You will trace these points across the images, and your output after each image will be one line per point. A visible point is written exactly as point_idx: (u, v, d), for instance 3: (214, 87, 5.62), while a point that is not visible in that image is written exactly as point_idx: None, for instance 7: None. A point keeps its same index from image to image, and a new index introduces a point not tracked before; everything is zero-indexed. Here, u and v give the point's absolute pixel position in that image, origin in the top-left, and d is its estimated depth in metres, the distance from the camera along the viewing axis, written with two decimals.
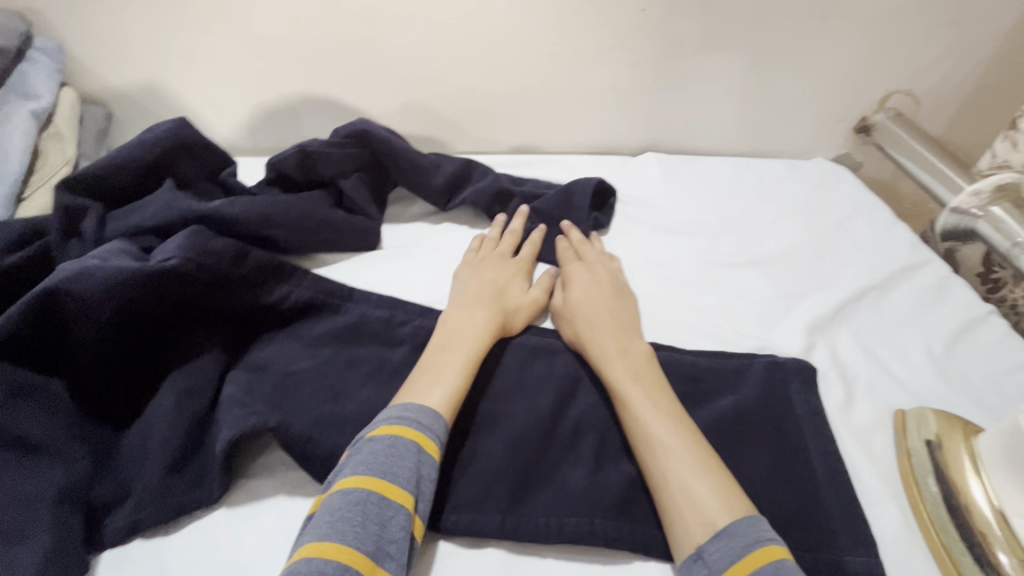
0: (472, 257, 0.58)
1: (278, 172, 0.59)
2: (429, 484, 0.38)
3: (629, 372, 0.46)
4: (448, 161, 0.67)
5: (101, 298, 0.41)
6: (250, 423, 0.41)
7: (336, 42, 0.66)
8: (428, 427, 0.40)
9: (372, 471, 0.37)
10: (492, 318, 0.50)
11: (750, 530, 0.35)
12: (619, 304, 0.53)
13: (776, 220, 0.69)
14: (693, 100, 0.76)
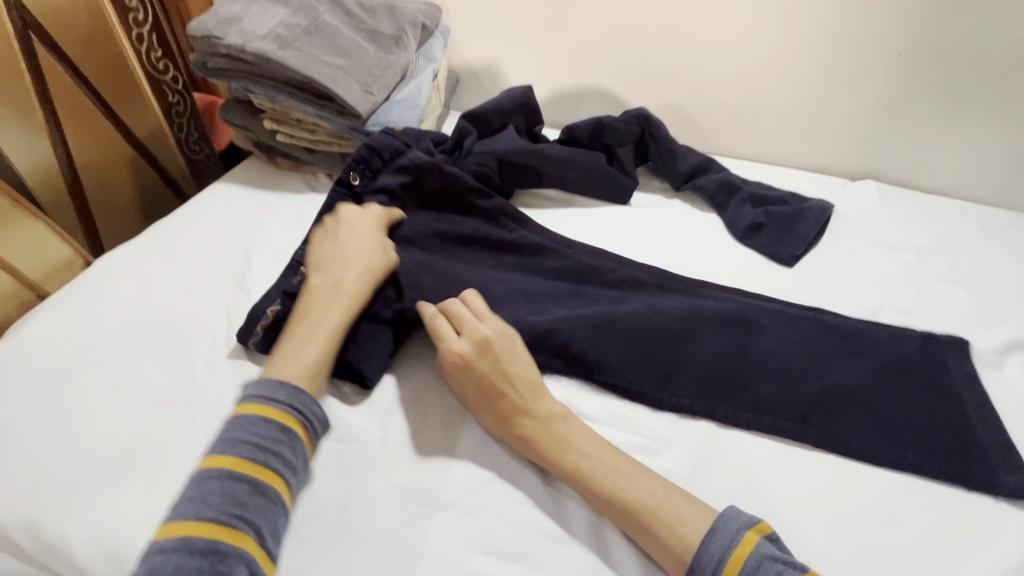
0: (333, 226, 0.64)
1: (571, 134, 0.82)
2: (278, 445, 0.46)
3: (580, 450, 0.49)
4: (694, 154, 0.83)
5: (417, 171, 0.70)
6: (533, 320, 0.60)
7: (632, 50, 0.88)
8: (271, 397, 0.48)
9: (217, 449, 0.45)
10: (361, 284, 0.59)
11: (710, 551, 0.43)
12: (514, 360, 0.54)
13: (994, 255, 0.75)
14: (928, 140, 0.84)
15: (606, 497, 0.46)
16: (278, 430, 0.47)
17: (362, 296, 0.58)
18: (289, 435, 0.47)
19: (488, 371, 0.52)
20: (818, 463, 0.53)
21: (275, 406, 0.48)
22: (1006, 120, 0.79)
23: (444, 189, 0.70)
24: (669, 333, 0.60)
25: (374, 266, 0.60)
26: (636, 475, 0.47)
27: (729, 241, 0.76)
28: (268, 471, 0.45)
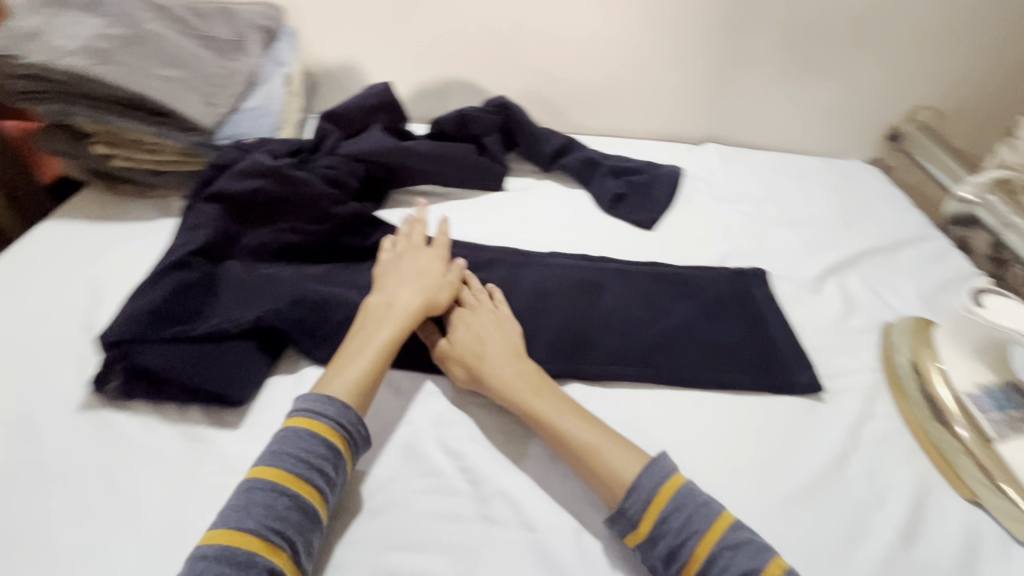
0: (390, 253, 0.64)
1: (440, 130, 0.83)
2: (327, 461, 0.46)
3: (548, 404, 0.52)
4: (557, 136, 0.88)
5: (260, 178, 0.66)
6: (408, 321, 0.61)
7: (486, 40, 0.90)
8: (319, 412, 0.48)
9: (265, 459, 0.46)
10: (414, 300, 0.58)
11: (650, 476, 0.47)
12: (508, 331, 0.58)
13: (813, 198, 0.88)
14: (751, 104, 0.96)
15: (597, 430, 0.51)
16: (326, 448, 0.46)
17: (415, 311, 0.57)
18: (336, 453, 0.47)
19: (479, 332, 0.58)
20: (689, 398, 0.58)
21: (321, 420, 0.48)
22: (806, 80, 0.93)
23: (292, 194, 0.67)
24: (556, 314, 0.64)
25: (430, 285, 0.60)
26: (583, 423, 0.51)
27: (597, 213, 0.82)
28: (312, 488, 0.45)
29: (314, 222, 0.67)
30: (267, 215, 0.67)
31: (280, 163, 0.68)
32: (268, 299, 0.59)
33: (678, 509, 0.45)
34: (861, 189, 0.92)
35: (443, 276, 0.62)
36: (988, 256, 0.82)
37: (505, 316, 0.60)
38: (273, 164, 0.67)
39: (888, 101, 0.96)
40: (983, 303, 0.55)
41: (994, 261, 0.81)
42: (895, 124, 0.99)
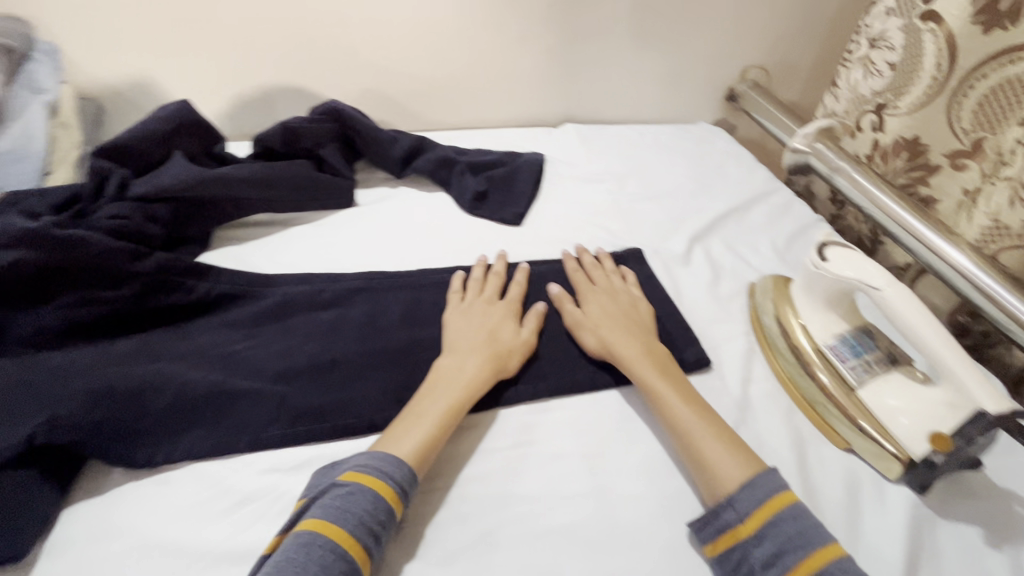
0: (457, 303, 0.59)
1: (265, 146, 0.72)
2: (383, 527, 0.42)
3: (657, 371, 0.53)
4: (404, 136, 0.80)
5: (10, 249, 0.51)
6: (251, 387, 0.50)
7: (304, 39, 0.79)
8: (389, 474, 0.44)
9: (321, 514, 0.41)
10: (482, 367, 0.52)
11: (770, 480, 0.45)
12: (643, 311, 0.60)
13: (670, 168, 0.90)
14: (598, 80, 0.95)
15: (686, 404, 0.51)
16: (387, 514, 0.42)
17: (506, 364, 0.54)
18: (394, 520, 0.43)
19: (614, 310, 0.59)
20: (578, 407, 0.54)
21: (389, 481, 0.43)
22: (645, 50, 0.94)
23: (63, 259, 0.52)
24: (433, 343, 0.56)
25: (500, 351, 0.54)
26: (686, 400, 0.51)
27: (460, 215, 0.76)
28: (364, 552, 0.40)
29: (111, 286, 0.54)
30: (34, 294, 0.52)
31: (38, 225, 0.52)
32: (49, 403, 0.46)
33: (796, 519, 0.43)
34: (711, 150, 0.97)
35: (517, 336, 0.57)
36: (829, 200, 0.90)
37: (634, 295, 0.62)
38: (26, 227, 0.52)
39: (721, 64, 1.01)
40: (822, 257, 0.56)
41: (834, 205, 0.89)
42: (731, 85, 1.04)
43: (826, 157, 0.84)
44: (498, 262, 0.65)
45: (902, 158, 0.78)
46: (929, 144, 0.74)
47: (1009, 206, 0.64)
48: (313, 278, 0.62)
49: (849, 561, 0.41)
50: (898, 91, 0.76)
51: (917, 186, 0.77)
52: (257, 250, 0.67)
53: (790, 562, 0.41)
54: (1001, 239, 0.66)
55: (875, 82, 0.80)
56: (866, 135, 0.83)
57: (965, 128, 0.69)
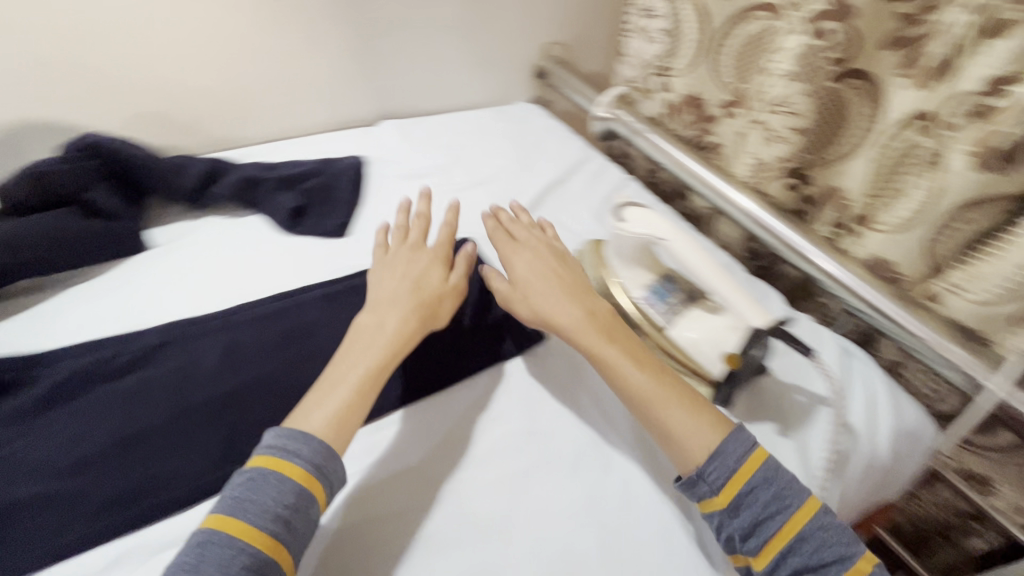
0: (382, 256, 0.62)
1: (11, 202, 0.61)
2: (292, 509, 0.42)
3: (611, 341, 0.54)
4: (194, 161, 0.72)
5: None
6: (31, 495, 0.43)
7: (34, 63, 0.66)
8: (290, 455, 0.43)
9: (224, 509, 0.41)
10: (408, 319, 0.55)
11: (736, 443, 0.48)
12: (577, 270, 0.61)
13: (493, 150, 0.92)
14: (403, 72, 0.95)
15: (641, 370, 0.52)
16: (295, 497, 0.42)
17: (432, 306, 0.57)
18: (306, 501, 0.42)
19: (552, 273, 0.59)
20: (426, 416, 0.55)
21: (296, 463, 0.43)
22: (442, 36, 0.94)
23: None
24: (259, 383, 0.53)
25: (426, 299, 0.57)
26: (643, 368, 0.52)
27: (277, 237, 0.71)
28: (269, 540, 0.40)
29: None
30: None
31: None
32: None
33: (766, 482, 0.46)
34: (530, 128, 1.00)
35: (443, 282, 0.59)
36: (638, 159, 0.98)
37: (554, 241, 0.65)
38: None
39: (522, 43, 1.04)
40: (625, 217, 0.61)
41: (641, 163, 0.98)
42: (537, 63, 1.09)
43: (625, 120, 0.92)
44: (421, 202, 0.67)
45: (688, 113, 0.87)
46: (703, 98, 0.83)
47: (763, 146, 0.73)
48: (100, 342, 0.53)
49: (822, 517, 0.45)
50: (671, 55, 0.85)
51: (705, 137, 0.86)
52: (20, 326, 0.56)
53: (769, 529, 0.45)
54: (766, 175, 0.75)
55: (654, 48, 0.88)
56: (656, 96, 0.92)
57: (728, 82, 0.79)
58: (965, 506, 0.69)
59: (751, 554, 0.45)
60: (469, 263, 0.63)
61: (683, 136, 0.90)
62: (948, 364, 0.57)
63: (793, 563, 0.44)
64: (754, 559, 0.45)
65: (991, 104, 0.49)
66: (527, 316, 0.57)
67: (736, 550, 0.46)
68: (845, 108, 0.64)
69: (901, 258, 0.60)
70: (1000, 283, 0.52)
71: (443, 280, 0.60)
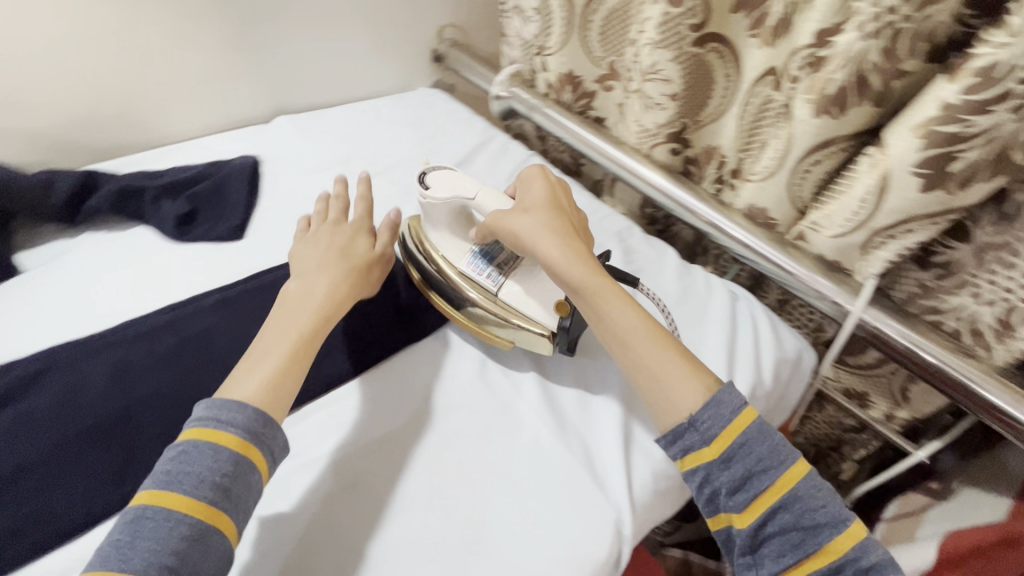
0: (304, 234, 0.62)
1: None
2: (228, 479, 0.42)
3: (604, 285, 0.53)
4: (64, 175, 0.67)
5: None
6: None
7: None
8: (223, 424, 0.44)
9: (157, 484, 0.41)
10: (340, 282, 0.56)
11: (730, 398, 0.49)
12: (580, 215, 0.60)
13: (394, 137, 0.91)
14: (291, 65, 0.91)
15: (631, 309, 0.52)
16: (235, 464, 0.43)
17: (353, 279, 0.58)
18: (246, 467, 0.43)
19: (558, 213, 0.57)
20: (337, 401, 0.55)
21: (232, 433, 0.44)
22: (328, 24, 0.91)
23: None
24: (151, 401, 0.50)
25: (355, 263, 0.59)
26: (638, 316, 0.52)
27: (165, 246, 0.67)
28: (210, 508, 0.41)
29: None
30: None
31: None
32: None
33: (758, 437, 0.48)
34: (431, 112, 0.99)
35: (367, 252, 0.61)
36: (537, 138, 1.00)
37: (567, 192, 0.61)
38: None
39: (415, 27, 1.03)
40: (429, 186, 0.60)
41: (541, 141, 0.99)
42: (433, 48, 1.08)
43: (521, 97, 0.93)
44: (337, 184, 0.66)
45: (569, 91, 0.89)
46: (579, 75, 0.86)
47: (642, 113, 0.74)
48: None
49: (813, 476, 0.47)
50: (544, 36, 0.85)
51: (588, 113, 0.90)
52: None
53: (761, 484, 0.46)
54: (649, 141, 0.76)
55: (528, 29, 0.87)
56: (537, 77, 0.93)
57: (600, 56, 0.82)
58: (849, 421, 0.80)
59: (736, 509, 0.47)
60: (393, 232, 0.65)
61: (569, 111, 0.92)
62: (818, 296, 0.63)
63: (781, 519, 0.46)
64: (738, 515, 0.47)
65: (818, 54, 0.51)
66: (522, 249, 0.56)
67: (721, 506, 0.47)
68: (708, 71, 0.67)
69: (772, 205, 0.66)
70: (849, 216, 0.56)
71: (369, 249, 0.62)
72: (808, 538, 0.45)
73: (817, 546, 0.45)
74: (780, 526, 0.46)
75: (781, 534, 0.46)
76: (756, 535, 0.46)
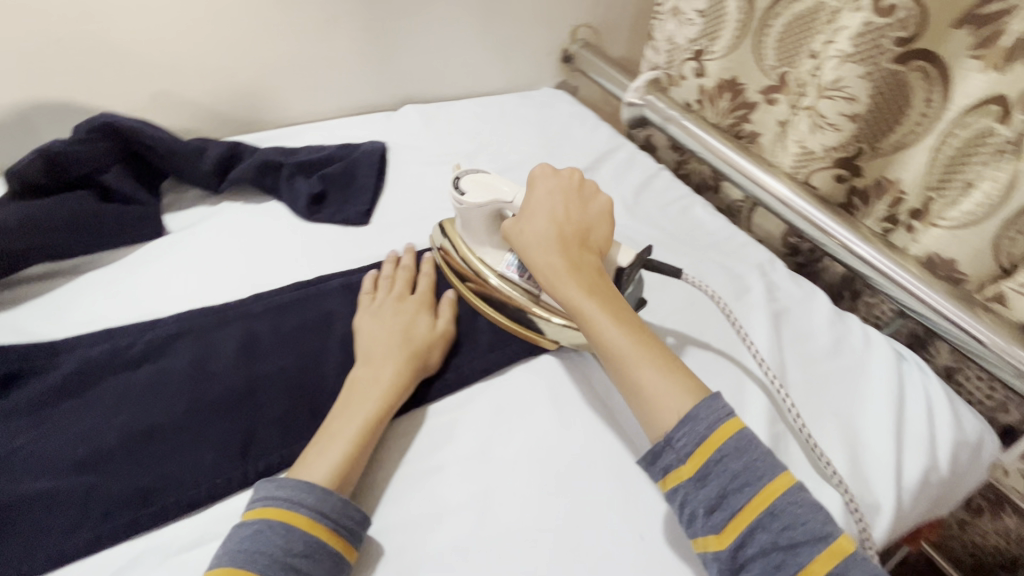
0: (368, 305, 0.55)
1: (21, 181, 0.57)
2: (304, 560, 0.38)
3: (587, 294, 0.47)
4: (214, 144, 0.69)
5: None
6: (39, 487, 0.41)
7: (53, 43, 0.65)
8: (295, 500, 0.40)
9: (228, 561, 0.37)
10: (403, 369, 0.49)
11: (709, 410, 0.41)
12: (595, 213, 0.53)
13: (518, 137, 0.88)
14: (426, 56, 0.91)
15: (621, 327, 0.45)
16: (306, 544, 0.38)
17: (419, 363, 0.51)
18: (318, 548, 0.38)
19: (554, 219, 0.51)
20: (480, 400, 0.51)
21: (302, 512, 0.39)
22: (468, 17, 0.90)
23: None
24: (276, 378, 0.50)
25: (419, 347, 0.51)
26: (626, 329, 0.45)
27: (296, 224, 0.68)
28: None
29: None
30: None
31: None
32: None
33: (739, 449, 0.40)
34: (557, 114, 0.96)
35: (433, 329, 0.54)
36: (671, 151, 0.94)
37: (583, 188, 0.55)
38: None
39: (550, 26, 1.00)
40: (467, 191, 0.56)
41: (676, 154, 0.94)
42: (564, 47, 1.04)
43: (657, 107, 0.87)
44: (405, 255, 0.61)
45: (725, 98, 0.83)
46: (743, 82, 0.79)
47: (809, 133, 0.69)
48: (117, 331, 0.52)
49: (795, 492, 0.38)
50: (711, 36, 0.79)
51: (742, 125, 0.82)
52: (34, 314, 0.54)
53: (736, 503, 0.38)
54: (811, 164, 0.71)
55: (688, 30, 0.83)
56: (688, 82, 0.87)
57: (772, 65, 0.74)
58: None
59: (712, 531, 0.39)
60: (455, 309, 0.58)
61: (719, 124, 0.85)
62: (1017, 372, 0.53)
63: (761, 541, 0.37)
64: (715, 537, 0.39)
65: None
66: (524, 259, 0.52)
67: (696, 527, 0.40)
68: (905, 94, 0.60)
69: (960, 255, 0.58)
70: None
71: (432, 326, 0.54)
72: (789, 561, 0.36)
73: (800, 570, 0.36)
74: (758, 549, 0.37)
75: (761, 559, 0.37)
76: (734, 563, 0.38)
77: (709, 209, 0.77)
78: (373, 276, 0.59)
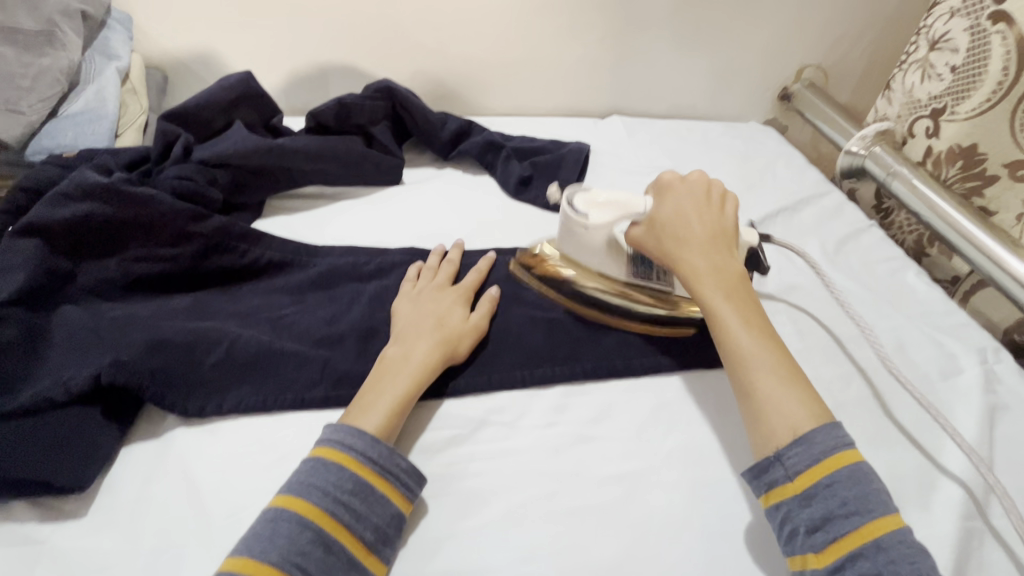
0: (408, 291, 0.57)
1: (316, 121, 0.73)
2: (353, 497, 0.41)
3: (726, 299, 0.46)
4: (453, 119, 0.81)
5: (83, 198, 0.52)
6: (294, 347, 0.52)
7: (362, 18, 0.81)
8: (347, 445, 0.43)
9: (291, 489, 0.40)
10: (432, 352, 0.50)
11: (828, 435, 0.40)
12: (729, 215, 0.52)
13: (717, 163, 0.88)
14: (646, 73, 0.95)
15: (753, 335, 0.44)
16: (354, 482, 0.41)
17: (442, 349, 0.51)
18: (366, 486, 0.41)
19: (688, 216, 0.50)
20: (648, 392, 0.53)
21: (352, 455, 0.42)
22: (696, 42, 0.93)
23: (130, 213, 0.54)
24: None
25: (450, 336, 0.52)
26: (757, 337, 0.44)
27: (505, 200, 0.76)
28: (340, 525, 0.39)
29: (170, 244, 0.55)
30: (105, 246, 0.53)
31: (110, 179, 0.54)
32: (111, 348, 0.48)
33: (853, 479, 0.38)
34: (762, 149, 0.93)
35: (467, 320, 0.54)
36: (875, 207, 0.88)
37: (714, 193, 0.52)
38: (102, 180, 0.53)
39: (775, 62, 0.98)
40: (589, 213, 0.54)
41: (880, 212, 0.87)
42: (785, 85, 1.02)
43: (883, 161, 0.80)
44: (454, 250, 0.62)
45: (955, 166, 0.74)
46: (987, 153, 0.70)
47: None
48: (359, 249, 0.63)
49: (904, 533, 0.36)
50: (958, 95, 0.72)
51: (972, 198, 0.73)
52: (307, 222, 0.69)
53: (842, 527, 0.37)
54: None
55: (933, 86, 0.76)
56: (919, 140, 0.79)
57: None
58: None
59: (812, 550, 0.38)
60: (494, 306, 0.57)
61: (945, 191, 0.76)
62: None
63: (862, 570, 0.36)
64: (814, 556, 0.38)
65: None
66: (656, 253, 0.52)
67: (794, 544, 0.39)
68: None
69: None
70: None
71: (466, 318, 0.54)
72: None
73: None
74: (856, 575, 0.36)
75: None
76: None
77: (926, 278, 0.69)
78: (418, 266, 0.60)
